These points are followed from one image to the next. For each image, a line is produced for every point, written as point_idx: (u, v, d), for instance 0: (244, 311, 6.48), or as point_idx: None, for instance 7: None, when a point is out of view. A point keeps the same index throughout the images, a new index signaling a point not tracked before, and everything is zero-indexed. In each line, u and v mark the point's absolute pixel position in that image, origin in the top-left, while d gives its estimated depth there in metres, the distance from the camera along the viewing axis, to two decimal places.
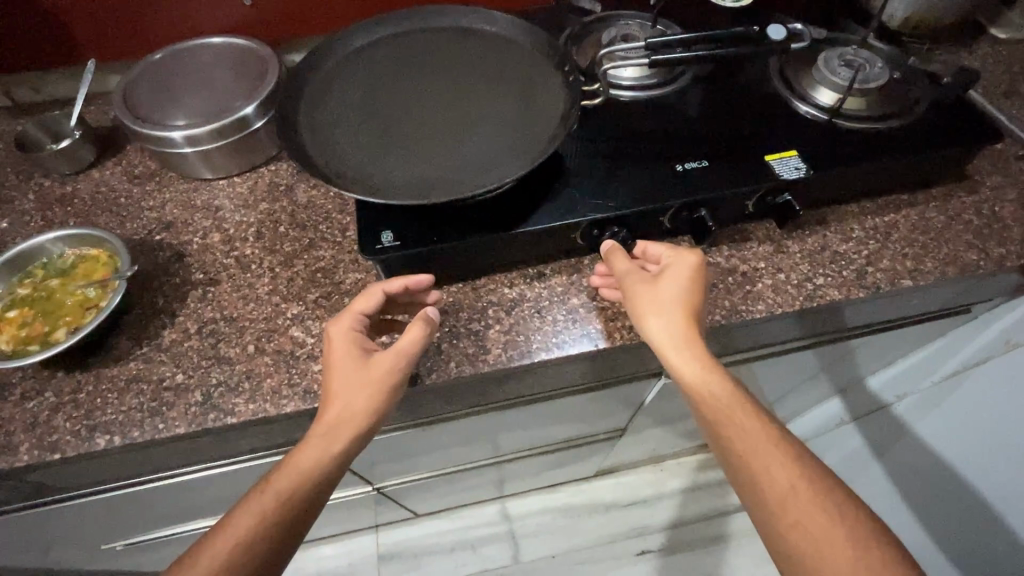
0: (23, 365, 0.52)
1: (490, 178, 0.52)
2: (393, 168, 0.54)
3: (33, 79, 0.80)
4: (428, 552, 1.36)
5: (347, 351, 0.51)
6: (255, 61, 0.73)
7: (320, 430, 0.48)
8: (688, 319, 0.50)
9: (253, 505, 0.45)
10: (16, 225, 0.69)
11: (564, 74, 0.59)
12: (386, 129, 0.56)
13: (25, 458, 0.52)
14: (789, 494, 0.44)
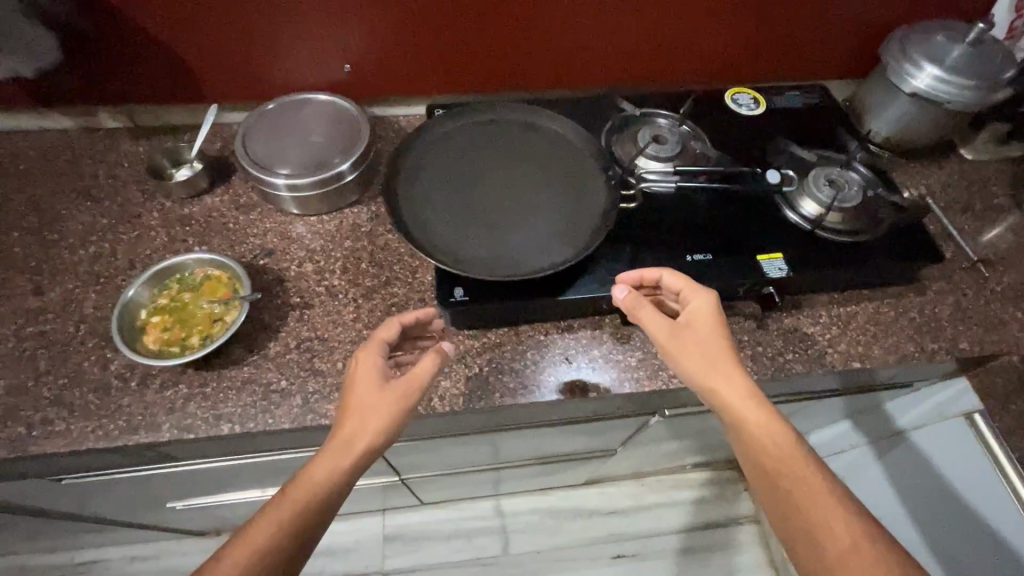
0: (174, 364, 0.67)
1: (545, 261, 0.68)
2: (471, 244, 0.69)
3: (155, 109, 0.94)
4: (427, 537, 1.51)
5: (362, 377, 0.62)
6: (350, 121, 0.89)
7: (336, 444, 0.58)
8: (728, 352, 0.62)
9: (272, 512, 0.56)
10: (144, 238, 0.84)
11: (607, 176, 0.75)
12: (466, 208, 0.72)
13: (168, 435, 0.67)
14: (818, 499, 0.57)
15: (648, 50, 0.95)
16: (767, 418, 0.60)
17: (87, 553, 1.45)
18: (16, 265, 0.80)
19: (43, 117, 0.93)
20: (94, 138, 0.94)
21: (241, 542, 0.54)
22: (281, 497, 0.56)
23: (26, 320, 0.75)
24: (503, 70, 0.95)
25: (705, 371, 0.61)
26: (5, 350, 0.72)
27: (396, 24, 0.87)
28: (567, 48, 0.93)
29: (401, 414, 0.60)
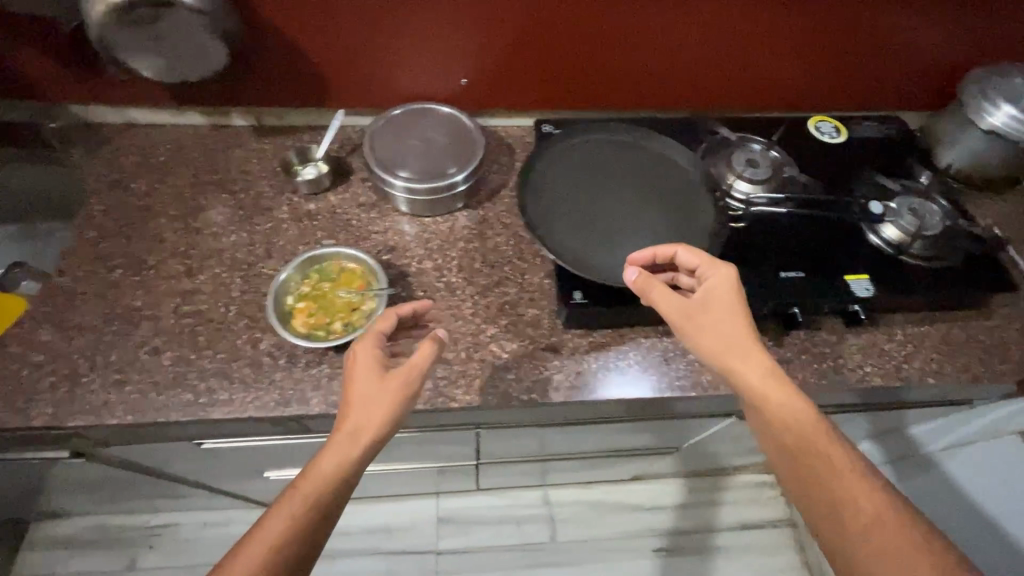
0: (326, 347, 0.75)
1: (659, 273, 0.76)
2: (592, 254, 0.77)
3: (281, 110, 1.02)
4: (478, 521, 1.60)
5: (366, 367, 0.67)
6: (464, 134, 0.96)
7: (353, 431, 0.64)
8: (740, 332, 0.67)
9: (288, 501, 0.60)
10: (278, 230, 0.92)
11: (713, 196, 0.81)
12: (590, 223, 0.79)
13: (317, 409, 0.76)
14: (838, 473, 0.62)
15: (738, 78, 1.02)
16: (782, 395, 0.65)
17: (161, 517, 1.55)
18: (167, 249, 0.88)
19: (179, 114, 1.01)
20: (223, 134, 1.02)
21: (256, 535, 0.59)
22: (298, 486, 0.61)
23: (183, 300, 0.83)
24: (605, 89, 1.02)
25: (724, 351, 0.67)
26: (167, 326, 0.81)
27: (515, 45, 0.94)
28: (665, 73, 1.00)
29: (410, 396, 0.66)
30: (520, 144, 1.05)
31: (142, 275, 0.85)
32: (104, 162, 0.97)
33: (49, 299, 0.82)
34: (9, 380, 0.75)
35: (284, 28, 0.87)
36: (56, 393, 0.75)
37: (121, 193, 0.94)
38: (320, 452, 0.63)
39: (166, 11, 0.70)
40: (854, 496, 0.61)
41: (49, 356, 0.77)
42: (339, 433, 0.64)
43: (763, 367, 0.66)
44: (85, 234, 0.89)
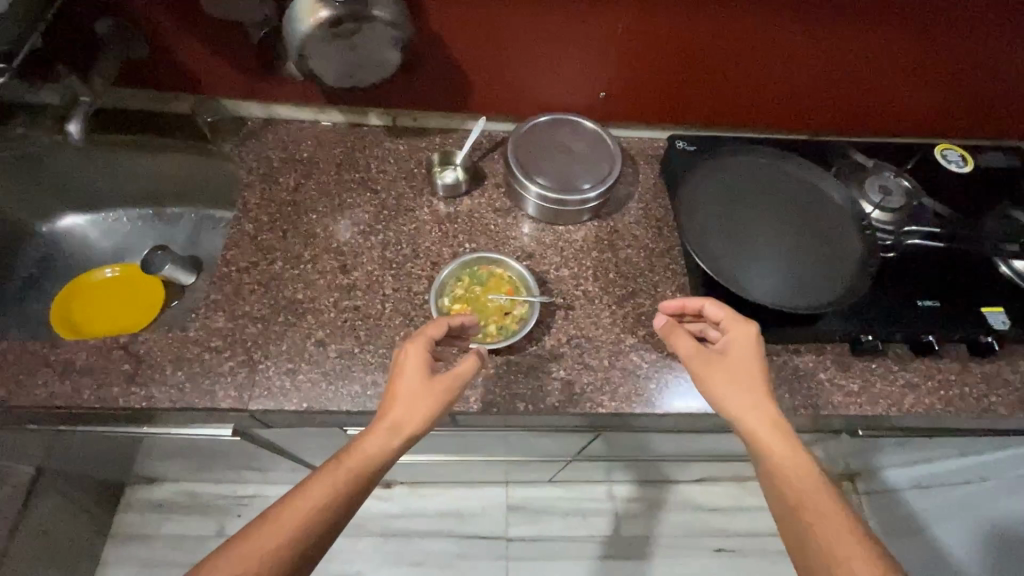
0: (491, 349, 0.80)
1: (812, 297, 0.78)
2: (746, 274, 0.80)
3: (417, 113, 1.05)
4: (546, 511, 1.66)
5: (411, 373, 0.70)
6: (599, 147, 0.98)
7: (383, 423, 0.67)
8: (750, 380, 0.70)
9: (326, 480, 0.62)
10: (421, 231, 0.96)
11: (861, 226, 0.84)
12: (743, 243, 0.82)
13: (475, 407, 0.80)
14: (832, 526, 0.60)
15: (869, 102, 1.03)
16: (787, 445, 0.65)
17: (249, 489, 1.63)
18: (320, 244, 0.93)
19: (320, 112, 1.05)
20: (360, 133, 1.06)
21: (279, 510, 0.60)
22: (328, 468, 0.63)
23: (340, 295, 0.88)
24: (736, 107, 1.04)
25: (733, 394, 0.69)
26: (329, 319, 0.86)
27: (660, 63, 0.96)
28: (798, 94, 1.02)
29: (437, 409, 0.69)
30: (644, 156, 1.07)
31: (300, 269, 0.90)
32: (253, 156, 1.01)
33: (219, 287, 0.87)
34: (193, 363, 0.81)
35: (444, 38, 0.90)
36: (237, 378, 0.80)
37: (271, 187, 0.98)
38: (359, 442, 0.65)
39: (365, 25, 0.73)
40: (833, 546, 0.59)
41: (226, 342, 0.83)
42: (374, 425, 0.67)
43: (772, 413, 0.67)
44: (243, 226, 0.94)
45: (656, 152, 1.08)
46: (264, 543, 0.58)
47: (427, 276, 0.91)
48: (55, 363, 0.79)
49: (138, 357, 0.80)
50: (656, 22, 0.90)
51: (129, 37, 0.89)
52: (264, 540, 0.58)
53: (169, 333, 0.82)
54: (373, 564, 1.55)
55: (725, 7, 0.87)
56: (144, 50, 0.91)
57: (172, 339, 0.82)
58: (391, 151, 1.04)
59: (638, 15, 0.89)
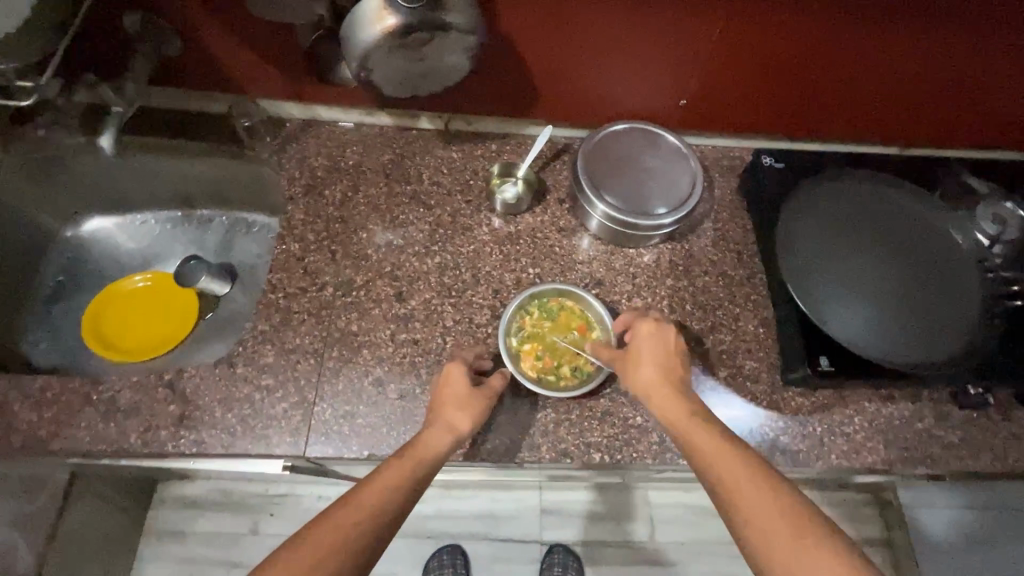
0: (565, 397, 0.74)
1: (935, 351, 0.72)
2: (862, 321, 0.73)
3: (472, 117, 0.95)
4: (580, 516, 1.63)
5: (457, 380, 0.71)
6: (676, 167, 0.88)
7: (440, 423, 0.66)
8: (662, 377, 0.66)
9: (397, 466, 0.59)
10: (481, 253, 0.88)
11: (983, 269, 0.77)
12: (858, 288, 0.75)
13: (548, 456, 0.75)
14: (752, 497, 0.51)
15: (987, 120, 0.91)
16: (701, 425, 0.59)
17: (279, 487, 1.59)
18: (373, 268, 0.85)
19: (367, 114, 0.95)
20: (409, 138, 0.96)
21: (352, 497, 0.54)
22: (397, 458, 0.60)
23: (397, 327, 0.81)
24: (828, 122, 0.94)
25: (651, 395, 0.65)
26: (387, 354, 0.79)
27: (753, 76, 0.86)
28: (906, 107, 0.90)
29: (481, 410, 0.69)
30: (721, 169, 0.98)
31: (353, 296, 0.83)
32: (294, 163, 0.92)
33: (267, 316, 0.80)
34: (244, 404, 0.75)
35: (514, 41, 0.79)
36: (292, 421, 0.74)
37: (316, 200, 0.90)
38: (422, 439, 0.63)
39: (439, 34, 0.63)
40: (760, 522, 0.50)
41: (277, 381, 0.76)
42: (430, 426, 0.66)
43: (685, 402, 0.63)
44: (289, 245, 0.86)
45: (734, 164, 0.98)
46: (333, 528, 0.51)
47: (490, 306, 0.84)
48: (97, 401, 0.74)
49: (185, 396, 0.74)
50: (758, 31, 0.78)
51: (163, 33, 0.80)
52: (341, 521, 0.52)
53: (216, 369, 0.76)
54: (407, 566, 1.55)
55: (847, 16, 0.75)
56: (177, 47, 0.82)
57: (220, 375, 0.76)
58: (444, 159, 0.95)
59: (742, 21, 0.77)
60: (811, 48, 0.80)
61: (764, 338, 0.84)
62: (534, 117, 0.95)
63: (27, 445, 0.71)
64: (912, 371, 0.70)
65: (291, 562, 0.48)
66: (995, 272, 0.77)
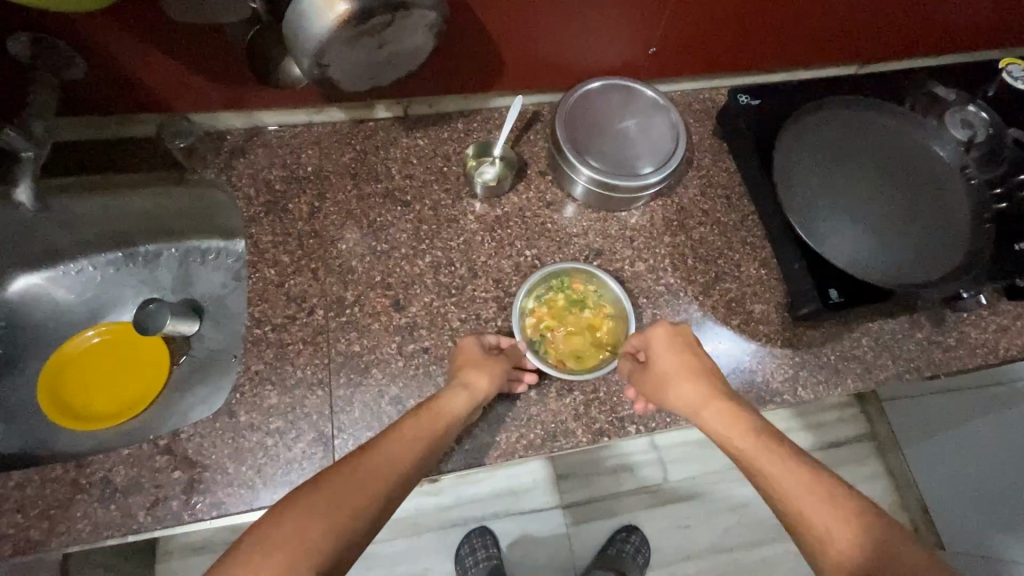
0: (591, 376, 0.74)
1: (935, 268, 0.75)
2: (866, 252, 0.75)
3: (432, 98, 0.88)
4: (593, 473, 1.59)
5: (475, 354, 0.71)
6: (657, 124, 0.85)
7: (457, 384, 0.67)
8: (704, 390, 0.68)
9: (415, 425, 0.60)
10: (472, 243, 0.83)
11: (965, 177, 0.80)
12: (857, 216, 0.76)
13: (584, 439, 0.73)
14: (816, 500, 0.54)
15: (941, 26, 0.92)
16: (753, 439, 0.61)
17: None
18: (362, 280, 0.79)
19: (317, 112, 0.86)
20: (368, 130, 0.88)
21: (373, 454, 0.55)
22: (413, 416, 0.62)
23: (402, 338, 0.76)
24: (793, 52, 0.93)
25: (700, 412, 0.67)
26: (399, 369, 0.75)
27: (721, 15, 0.82)
28: (868, 26, 0.90)
29: (500, 370, 0.69)
30: (695, 114, 0.95)
31: (347, 314, 0.77)
32: (248, 181, 0.83)
33: (258, 355, 0.74)
34: (257, 454, 0.69)
35: (473, 12, 0.72)
36: (314, 460, 0.69)
37: (280, 217, 0.81)
38: (439, 399, 0.64)
39: (398, 15, 0.56)
40: (829, 526, 0.52)
41: (287, 421, 0.71)
42: (448, 387, 0.67)
43: (726, 414, 0.65)
44: (263, 272, 0.78)
45: (706, 108, 0.96)
46: (349, 479, 0.52)
47: (493, 298, 0.80)
48: (89, 485, 0.66)
49: (189, 459, 0.68)
50: None
51: (61, 55, 0.68)
52: (361, 468, 0.53)
53: (216, 423, 0.69)
54: (438, 559, 1.50)
55: None
56: (82, 68, 0.71)
57: (222, 429, 0.69)
58: (411, 148, 0.88)
59: None
60: None
61: (766, 280, 0.85)
62: (500, 91, 0.88)
63: (22, 548, 0.63)
64: (921, 288, 0.73)
65: (316, 501, 0.49)
66: (977, 177, 0.80)
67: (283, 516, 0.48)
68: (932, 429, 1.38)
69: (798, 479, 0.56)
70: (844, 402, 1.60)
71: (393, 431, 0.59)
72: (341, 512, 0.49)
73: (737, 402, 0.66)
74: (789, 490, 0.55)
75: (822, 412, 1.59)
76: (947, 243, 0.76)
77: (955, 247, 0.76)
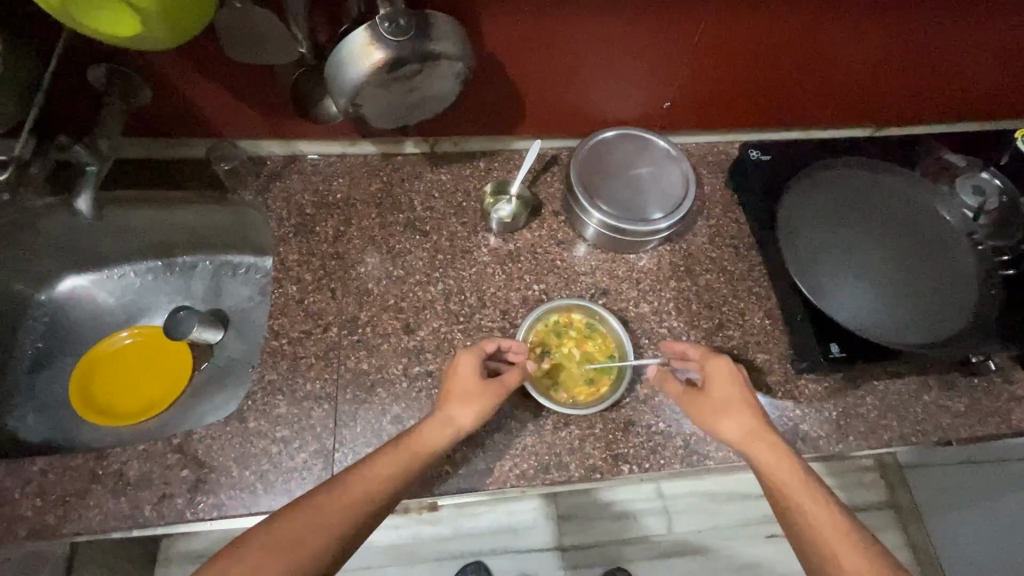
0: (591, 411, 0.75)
1: (941, 329, 0.75)
2: (868, 308, 0.76)
3: (457, 137, 0.94)
4: (597, 517, 1.56)
5: (467, 374, 0.71)
6: (669, 172, 0.89)
7: (443, 418, 0.68)
8: (761, 430, 0.66)
9: (390, 459, 0.62)
10: (483, 275, 0.87)
11: (973, 242, 0.81)
12: (858, 272, 0.78)
13: (576, 473, 0.74)
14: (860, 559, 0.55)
15: (955, 93, 0.95)
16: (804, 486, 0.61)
17: None
18: (376, 302, 0.83)
19: (351, 144, 0.93)
20: (395, 163, 0.94)
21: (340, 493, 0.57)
22: (391, 447, 0.63)
23: (408, 360, 0.80)
24: (809, 111, 0.96)
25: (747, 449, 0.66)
26: (403, 390, 0.77)
27: (735, 74, 0.87)
28: (880, 90, 0.93)
29: (488, 403, 0.69)
30: (708, 165, 0.99)
31: (359, 333, 0.81)
32: (281, 203, 0.90)
33: (273, 365, 0.78)
34: (261, 460, 0.72)
35: (500, 59, 0.79)
36: (313, 471, 0.72)
37: (308, 238, 0.87)
38: (419, 432, 0.65)
39: (428, 63, 0.62)
40: None
41: (293, 431, 0.74)
42: (431, 418, 0.67)
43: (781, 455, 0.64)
44: (286, 288, 0.83)
45: (720, 160, 0.99)
46: (315, 517, 0.54)
47: (499, 327, 0.83)
48: (103, 475, 0.70)
49: (198, 459, 0.71)
50: (739, 30, 0.79)
51: (131, 83, 0.77)
52: (325, 503, 0.56)
53: (228, 427, 0.73)
54: None
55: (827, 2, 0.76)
56: (147, 95, 0.79)
57: (231, 432, 0.73)
58: (435, 181, 0.93)
59: (726, 17, 0.77)
60: (788, 43, 0.82)
61: (769, 331, 0.86)
62: (522, 134, 0.94)
63: (36, 531, 0.67)
64: (926, 348, 0.73)
65: (274, 542, 0.52)
66: (984, 243, 0.81)
67: (244, 552, 0.51)
68: (953, 504, 1.32)
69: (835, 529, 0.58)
70: (862, 466, 1.54)
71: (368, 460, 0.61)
72: (298, 551, 0.52)
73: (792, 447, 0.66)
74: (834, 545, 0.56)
75: (837, 474, 1.53)
76: (957, 305, 0.76)
77: (964, 308, 0.76)
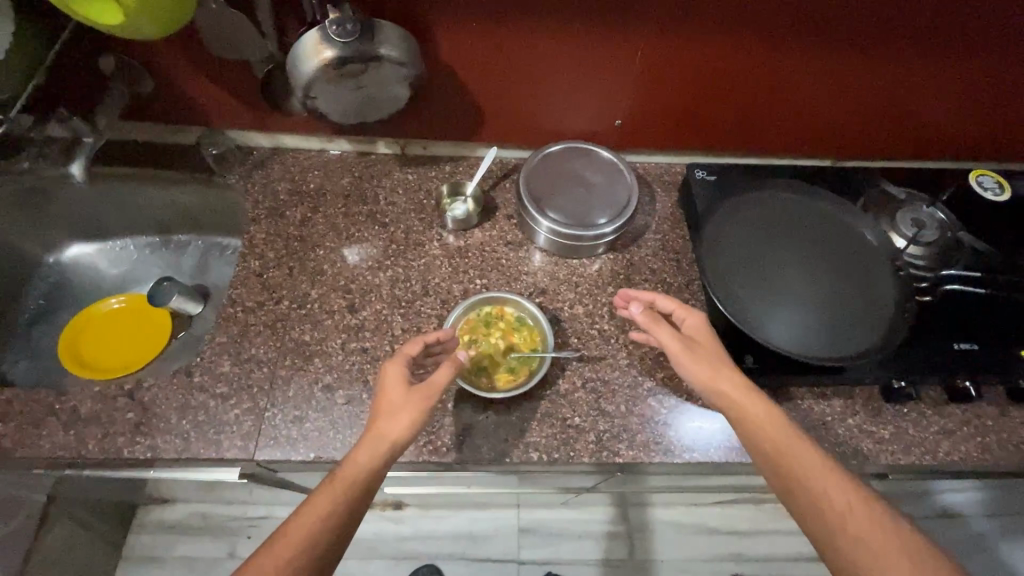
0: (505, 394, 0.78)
1: (851, 346, 0.76)
2: (778, 321, 0.78)
3: (425, 141, 1.02)
4: (559, 534, 1.55)
5: (393, 384, 0.69)
6: (615, 182, 0.94)
7: (369, 439, 0.64)
8: (737, 390, 0.67)
9: (326, 496, 0.60)
10: (431, 266, 0.93)
11: (895, 268, 0.82)
12: (774, 287, 0.80)
13: (487, 456, 0.78)
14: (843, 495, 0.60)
15: (904, 129, 0.97)
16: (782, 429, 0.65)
17: (262, 511, 1.45)
18: (328, 282, 0.90)
19: (328, 141, 1.02)
20: (368, 161, 1.03)
21: (277, 547, 0.57)
22: (323, 485, 0.61)
23: (348, 336, 0.86)
24: (758, 138, 1.01)
25: (724, 406, 0.67)
26: (337, 362, 0.83)
27: (680, 98, 0.93)
28: (827, 122, 0.96)
29: (419, 414, 0.66)
30: (661, 183, 1.03)
31: (307, 308, 0.88)
32: (259, 188, 0.99)
33: (225, 329, 0.85)
34: (199, 411, 0.79)
35: (456, 69, 0.87)
36: (244, 427, 0.78)
37: (277, 221, 0.96)
38: (347, 461, 0.63)
39: (371, 64, 0.71)
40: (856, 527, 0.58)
41: (232, 389, 0.81)
42: (360, 442, 0.65)
43: (764, 413, 0.65)
44: (250, 263, 0.91)
45: (672, 179, 1.04)
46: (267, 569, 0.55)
47: (437, 315, 0.88)
48: (60, 410, 0.78)
49: (144, 405, 0.79)
50: (678, 56, 0.85)
51: (134, 73, 0.89)
52: (272, 559, 0.56)
53: (175, 379, 0.80)
54: None
55: (764, 31, 0.80)
56: (148, 84, 0.90)
57: (178, 385, 0.80)
58: (401, 180, 1.01)
59: (662, 43, 0.83)
60: (726, 70, 0.87)
61: None
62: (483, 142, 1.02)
63: None
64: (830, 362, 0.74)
65: None
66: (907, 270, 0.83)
67: None
68: None
69: (820, 466, 0.62)
70: None
71: (304, 503, 0.60)
72: None
73: (769, 401, 0.67)
74: (824, 489, 0.60)
75: None
76: (870, 326, 0.78)
77: (876, 329, 0.77)
